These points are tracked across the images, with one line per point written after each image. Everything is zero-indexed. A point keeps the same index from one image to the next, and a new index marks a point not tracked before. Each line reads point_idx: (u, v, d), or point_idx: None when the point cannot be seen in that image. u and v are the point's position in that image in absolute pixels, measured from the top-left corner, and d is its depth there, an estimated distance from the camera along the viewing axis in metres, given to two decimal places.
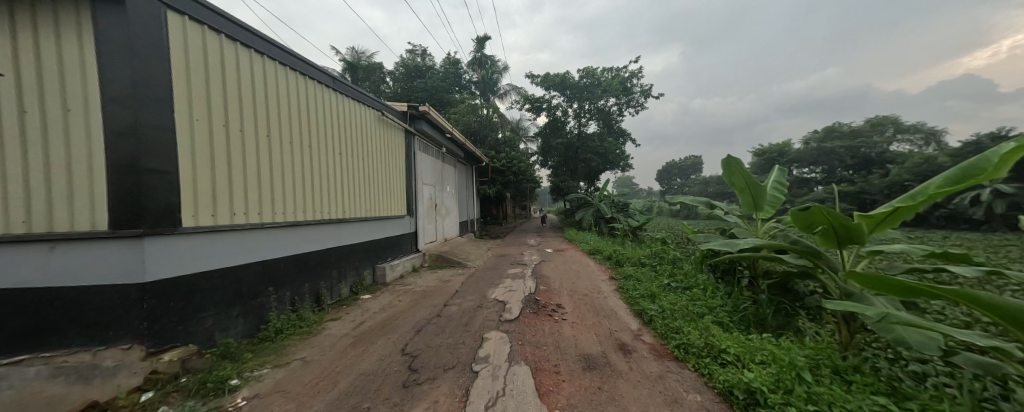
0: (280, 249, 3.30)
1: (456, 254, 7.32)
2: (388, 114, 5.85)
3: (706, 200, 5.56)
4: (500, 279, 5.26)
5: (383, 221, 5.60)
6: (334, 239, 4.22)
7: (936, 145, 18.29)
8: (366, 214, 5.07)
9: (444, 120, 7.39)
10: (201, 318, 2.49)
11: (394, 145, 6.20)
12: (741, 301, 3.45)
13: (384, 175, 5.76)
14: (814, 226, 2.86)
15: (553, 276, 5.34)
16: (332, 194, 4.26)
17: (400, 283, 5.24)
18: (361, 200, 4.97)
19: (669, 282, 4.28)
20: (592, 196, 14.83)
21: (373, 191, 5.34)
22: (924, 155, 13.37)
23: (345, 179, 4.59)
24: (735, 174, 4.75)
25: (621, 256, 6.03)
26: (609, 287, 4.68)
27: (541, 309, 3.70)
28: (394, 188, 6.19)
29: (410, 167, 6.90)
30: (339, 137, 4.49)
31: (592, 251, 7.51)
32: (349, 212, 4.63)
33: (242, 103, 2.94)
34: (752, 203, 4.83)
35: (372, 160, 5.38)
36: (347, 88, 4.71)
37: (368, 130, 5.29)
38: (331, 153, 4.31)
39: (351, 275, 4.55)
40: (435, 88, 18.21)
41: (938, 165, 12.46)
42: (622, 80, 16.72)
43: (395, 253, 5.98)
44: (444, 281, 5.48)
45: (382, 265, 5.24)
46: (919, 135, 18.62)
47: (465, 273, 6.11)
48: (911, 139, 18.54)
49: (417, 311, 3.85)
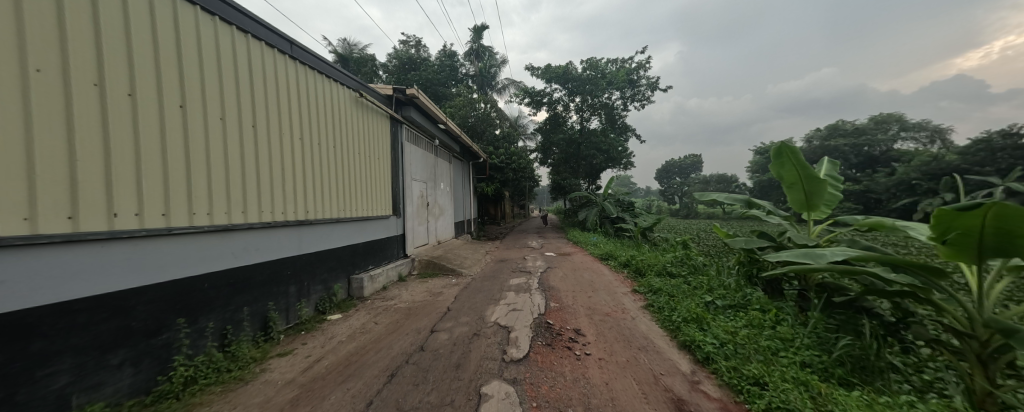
0: (202, 264, 2.41)
1: (450, 259, 6.46)
2: (368, 95, 4.90)
3: (744, 198, 4.74)
4: (502, 292, 4.40)
5: (363, 223, 4.75)
6: (293, 247, 3.36)
7: (943, 144, 17.83)
8: (339, 215, 4.19)
9: (436, 107, 6.46)
10: (43, 378, 1.58)
11: (377, 134, 5.32)
12: (821, 331, 2.66)
13: (364, 168, 4.84)
14: (948, 231, 2.03)
15: (565, 289, 4.49)
16: (290, 190, 3.38)
17: (381, 297, 4.38)
18: (333, 197, 4.08)
19: (710, 298, 3.49)
20: (595, 194, 14.03)
21: (350, 187, 4.46)
22: (935, 154, 12.95)
23: (310, 171, 3.70)
24: (786, 165, 3.95)
25: (642, 263, 5.19)
26: (634, 303, 3.86)
27: (556, 338, 2.85)
28: (377, 184, 5.28)
29: (397, 160, 6.00)
30: (303, 119, 3.62)
31: (603, 256, 6.67)
32: (316, 211, 3.76)
33: (134, 55, 2.04)
34: (803, 201, 4.07)
35: (349, 151, 4.50)
36: (312, 59, 3.79)
37: (345, 114, 4.41)
38: (291, 139, 3.43)
39: (317, 291, 3.68)
40: (431, 81, 17.25)
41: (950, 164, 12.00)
42: (629, 72, 15.88)
43: (378, 260, 5.14)
44: (434, 294, 4.61)
45: (358, 276, 4.36)
46: (925, 133, 18.16)
47: (459, 282, 5.26)
48: (918, 136, 18.09)
49: (394, 340, 2.98)
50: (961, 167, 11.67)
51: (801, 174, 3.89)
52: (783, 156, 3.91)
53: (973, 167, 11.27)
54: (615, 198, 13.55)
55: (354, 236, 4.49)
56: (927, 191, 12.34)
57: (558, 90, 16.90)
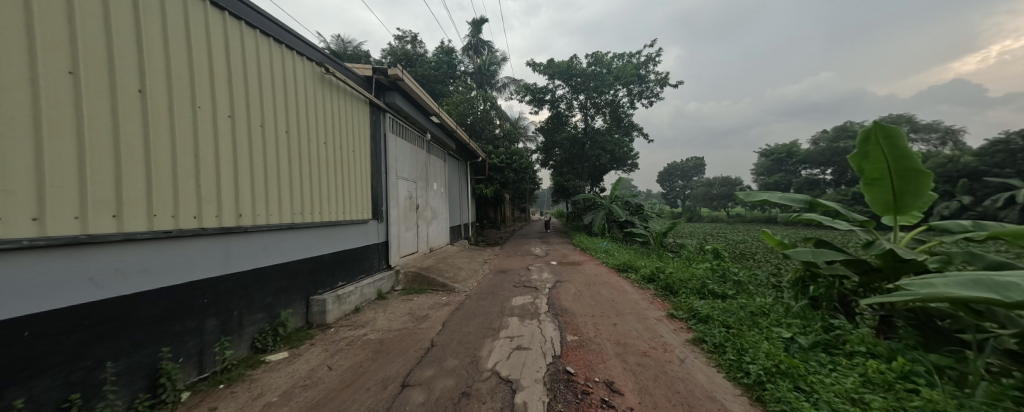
0: (9, 302, 1.43)
1: (441, 270, 5.53)
2: (337, 71, 3.93)
3: (805, 198, 3.75)
4: (502, 317, 3.46)
5: (328, 229, 3.80)
6: (215, 263, 2.42)
7: (956, 144, 17.08)
8: (294, 220, 3.26)
9: (426, 94, 5.56)
10: None
11: (353, 123, 4.39)
12: (1000, 401, 1.70)
13: (331, 161, 3.89)
14: None
15: (582, 313, 3.55)
16: (214, 184, 2.44)
17: (348, 324, 3.44)
18: (284, 196, 3.14)
19: (788, 334, 2.55)
20: (601, 197, 13.14)
21: (309, 185, 3.51)
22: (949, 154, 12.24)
23: (248, 161, 2.76)
24: (871, 156, 3.04)
25: (674, 278, 4.25)
26: (676, 337, 2.93)
27: (585, 403, 1.92)
28: (352, 183, 4.33)
29: (379, 155, 5.08)
30: (238, 90, 2.66)
31: (621, 267, 5.72)
32: (256, 214, 2.81)
33: None
34: (889, 200, 3.19)
35: (311, 139, 3.56)
36: (253, 14, 2.83)
37: (306, 93, 3.48)
38: (215, 115, 2.46)
39: (257, 320, 2.75)
40: (428, 77, 16.25)
41: (963, 166, 11.09)
42: (637, 66, 14.96)
43: (351, 275, 4.21)
44: (417, 319, 3.67)
45: (320, 298, 3.42)
46: (937, 134, 17.39)
47: (450, 301, 4.33)
48: (929, 137, 17.39)
49: (346, 400, 2.05)
50: (978, 169, 10.84)
51: (893, 165, 2.99)
52: (870, 145, 2.99)
53: (991, 169, 10.51)
54: (624, 200, 12.70)
55: (316, 246, 3.56)
56: (942, 193, 11.50)
57: (561, 86, 16.09)
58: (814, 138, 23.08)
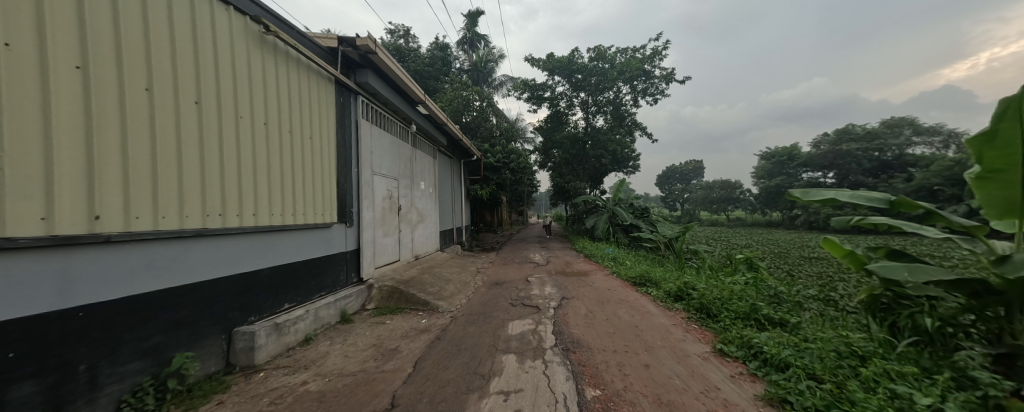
0: None
1: (424, 284, 4.63)
2: (283, 32, 3.04)
3: (887, 197, 2.92)
4: (495, 355, 2.58)
5: (268, 235, 2.90)
6: (38, 291, 1.50)
7: (960, 148, 17.21)
8: (208, 224, 2.35)
9: (406, 74, 4.68)
10: None
11: (310, 103, 3.51)
12: None
13: (271, 148, 2.98)
14: None
15: (600, 348, 2.68)
16: (37, 171, 1.51)
17: (286, 366, 2.53)
18: (188, 191, 2.21)
19: (930, 400, 1.66)
20: (602, 199, 12.33)
21: (237, 178, 2.61)
22: None
23: (119, 136, 1.83)
24: (1001, 140, 2.21)
25: (711, 298, 3.41)
26: (741, 391, 2.04)
27: None
28: (305, 178, 3.42)
29: (347, 145, 4.19)
30: (100, 29, 1.74)
31: (637, 280, 4.86)
32: (134, 216, 1.90)
33: None
34: (1013, 202, 2.36)
35: (242, 118, 2.67)
36: None
37: (233, 54, 2.58)
38: (44, 60, 1.54)
39: (128, 373, 1.84)
40: (421, 72, 15.52)
41: None
42: (641, 61, 14.21)
43: (303, 294, 3.31)
44: (383, 355, 2.77)
45: (246, 330, 2.53)
46: (940, 139, 17.72)
47: (430, 327, 3.44)
48: (931, 141, 17.67)
49: None
50: None
51: None
52: (1006, 123, 2.16)
53: None
54: (627, 203, 11.91)
55: (246, 260, 2.66)
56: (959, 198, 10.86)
57: (561, 83, 15.33)
58: (814, 141, 22.42)
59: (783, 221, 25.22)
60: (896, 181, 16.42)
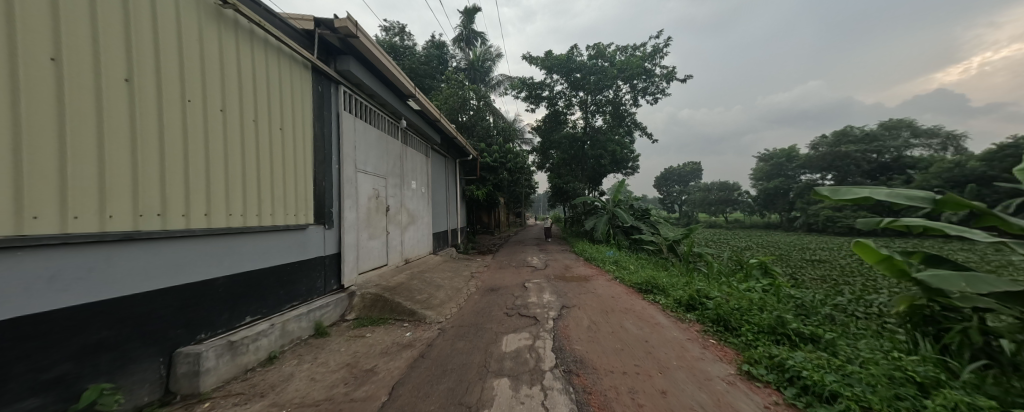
0: None
1: (412, 291, 4.24)
2: (245, 6, 2.67)
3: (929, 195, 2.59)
4: (486, 379, 2.21)
5: (224, 239, 2.51)
6: None
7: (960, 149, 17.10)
8: (141, 226, 1.96)
9: (393, 63, 4.32)
10: None
11: (280, 90, 3.14)
12: None
13: (229, 138, 2.60)
14: None
15: (608, 369, 2.32)
16: None
17: (238, 394, 2.14)
18: (115, 185, 1.83)
19: None
20: (602, 200, 12.00)
21: (184, 171, 2.23)
22: None
23: (9, 115, 1.45)
24: None
25: (729, 308, 3.06)
26: None
27: None
28: (273, 174, 3.04)
29: (326, 138, 3.81)
30: None
31: (643, 287, 4.50)
32: (30, 215, 1.51)
33: None
34: None
35: (190, 103, 2.29)
36: None
37: (179, 27, 2.21)
38: None
39: None
40: (417, 70, 15.14)
41: None
42: (641, 59, 13.92)
43: (269, 306, 2.92)
44: (356, 378, 2.38)
45: (191, 350, 2.14)
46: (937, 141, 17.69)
47: (414, 341, 3.06)
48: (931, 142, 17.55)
49: None
50: None
51: None
52: None
53: None
54: (628, 204, 11.58)
55: (194, 268, 2.27)
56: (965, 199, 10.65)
57: (559, 82, 15.02)
58: (814, 142, 22.20)
59: (782, 223, 25.02)
60: (898, 183, 16.24)
